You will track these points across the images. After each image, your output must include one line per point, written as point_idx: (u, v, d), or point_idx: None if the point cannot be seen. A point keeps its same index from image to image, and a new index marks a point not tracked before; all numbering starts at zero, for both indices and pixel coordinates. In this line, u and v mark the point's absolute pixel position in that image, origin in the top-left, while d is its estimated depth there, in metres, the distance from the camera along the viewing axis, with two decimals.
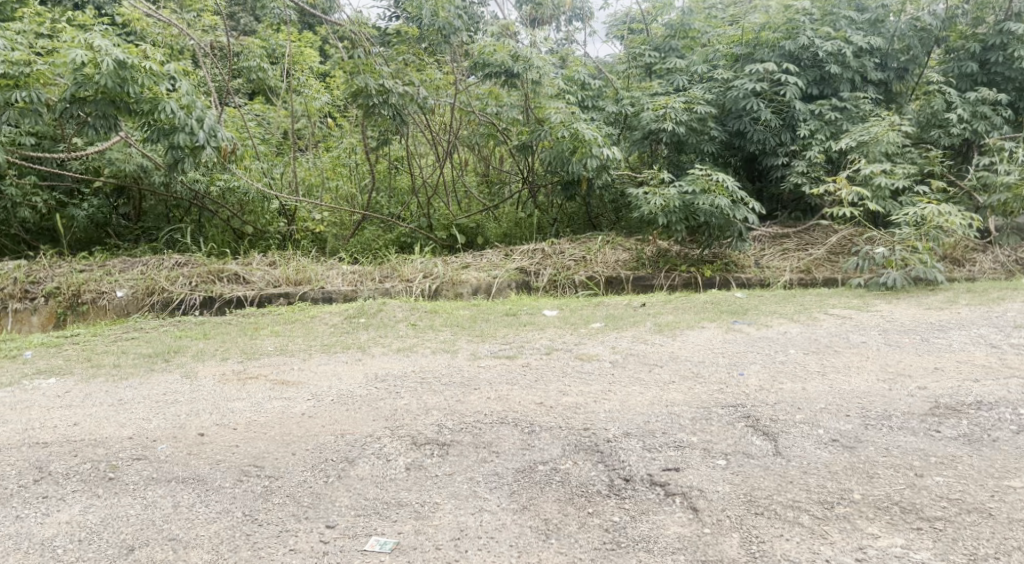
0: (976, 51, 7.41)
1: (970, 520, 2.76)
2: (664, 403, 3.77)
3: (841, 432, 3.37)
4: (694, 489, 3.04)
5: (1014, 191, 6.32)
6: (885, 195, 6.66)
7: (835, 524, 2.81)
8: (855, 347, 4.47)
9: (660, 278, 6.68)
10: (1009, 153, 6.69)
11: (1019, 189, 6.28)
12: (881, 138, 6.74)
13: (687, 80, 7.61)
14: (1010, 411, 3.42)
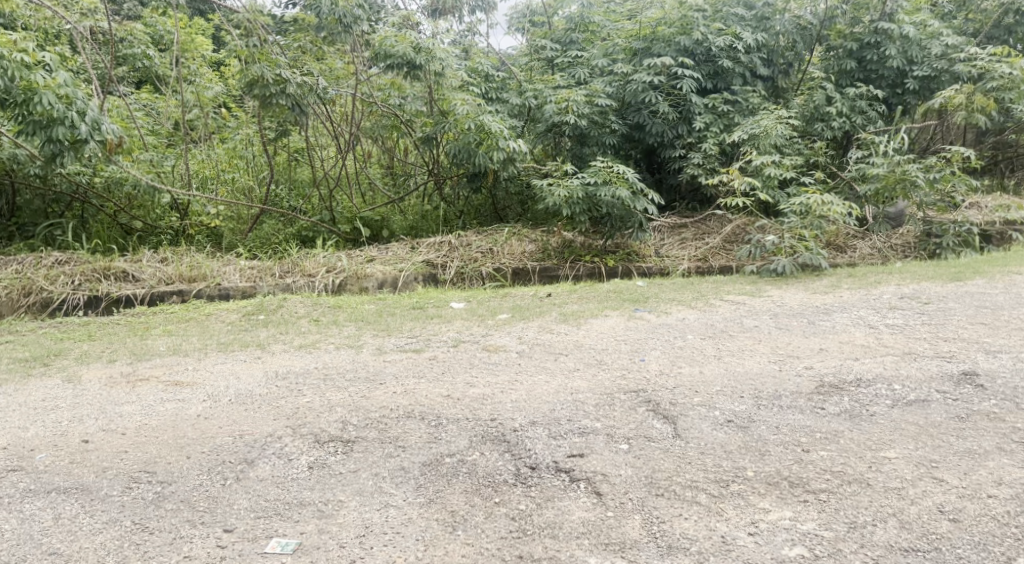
0: (853, 49, 7.80)
1: (851, 490, 2.94)
2: (569, 390, 3.87)
3: (736, 413, 3.53)
4: (598, 474, 3.14)
5: (884, 181, 6.66)
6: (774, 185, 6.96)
7: (730, 501, 2.95)
8: (748, 331, 4.67)
9: (565, 269, 6.78)
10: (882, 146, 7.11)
11: (890, 179, 6.63)
12: (771, 131, 7.04)
13: (588, 74, 7.76)
14: (886, 387, 3.65)
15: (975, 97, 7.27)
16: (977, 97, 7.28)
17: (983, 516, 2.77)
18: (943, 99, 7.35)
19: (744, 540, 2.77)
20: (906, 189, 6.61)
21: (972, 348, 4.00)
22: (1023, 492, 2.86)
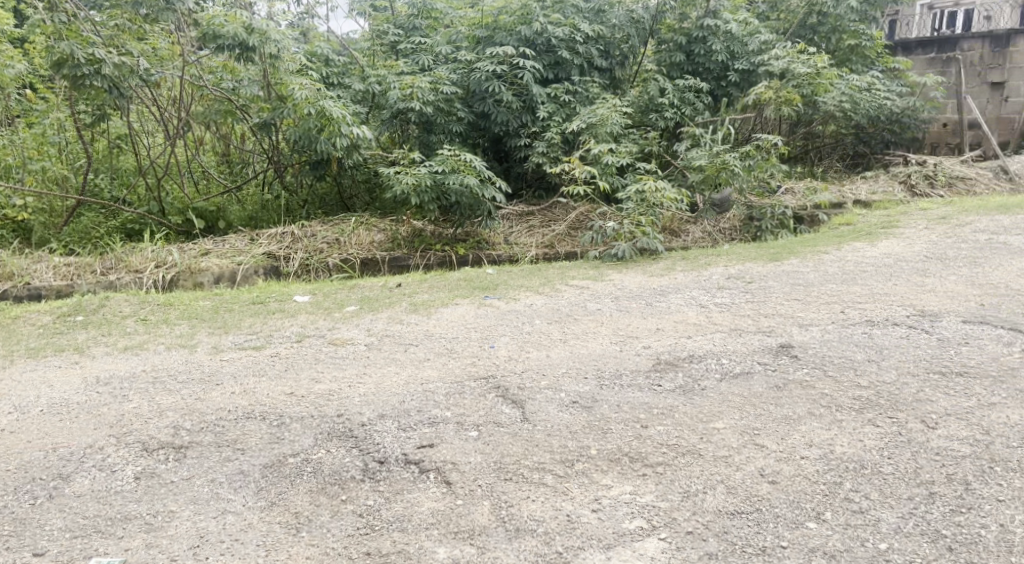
0: (682, 43, 8.36)
1: (685, 461, 3.08)
2: (418, 381, 3.86)
3: (580, 394, 3.64)
4: (447, 463, 3.15)
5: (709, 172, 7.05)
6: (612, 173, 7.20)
7: (574, 480, 3.02)
8: (591, 314, 4.82)
9: (416, 258, 6.73)
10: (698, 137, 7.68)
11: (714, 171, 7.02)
12: (607, 120, 7.32)
13: (432, 61, 7.70)
14: (715, 361, 3.86)
15: (783, 93, 7.95)
16: (784, 93, 7.94)
17: (797, 476, 2.94)
18: (755, 95, 7.97)
19: (587, 517, 2.84)
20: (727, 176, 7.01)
21: (788, 322, 4.30)
22: (830, 451, 3.05)
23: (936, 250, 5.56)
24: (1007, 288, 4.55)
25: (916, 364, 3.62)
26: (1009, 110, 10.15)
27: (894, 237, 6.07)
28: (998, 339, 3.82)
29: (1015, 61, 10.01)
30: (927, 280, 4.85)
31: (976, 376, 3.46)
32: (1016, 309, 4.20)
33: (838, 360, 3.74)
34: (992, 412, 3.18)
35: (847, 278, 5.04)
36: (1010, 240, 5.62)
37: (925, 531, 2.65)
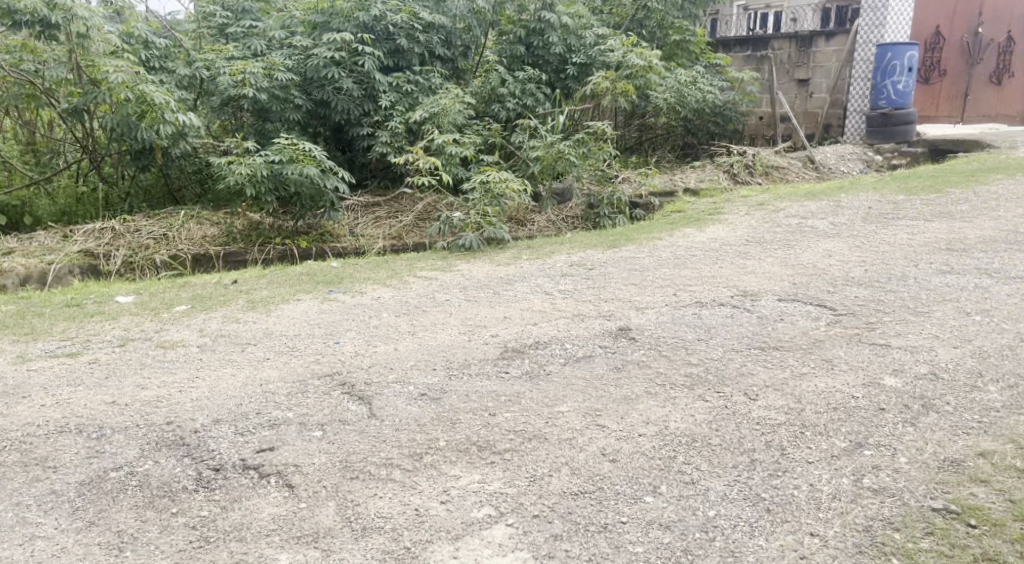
0: (521, 35, 8.51)
1: (531, 446, 3.06)
2: (258, 382, 3.68)
3: (429, 386, 3.57)
4: (289, 466, 3.00)
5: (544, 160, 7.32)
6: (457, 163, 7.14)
7: (423, 473, 2.94)
8: (440, 304, 4.77)
9: (254, 252, 6.39)
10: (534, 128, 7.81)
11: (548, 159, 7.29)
12: (449, 110, 7.26)
13: (265, 46, 7.42)
14: (559, 346, 3.90)
15: (618, 83, 8.17)
16: (621, 84, 8.16)
17: (635, 454, 2.96)
18: (591, 85, 8.17)
19: (436, 509, 2.75)
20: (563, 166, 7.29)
21: (626, 306, 4.41)
22: (665, 427, 3.10)
23: (755, 234, 5.87)
24: (816, 268, 4.85)
25: (739, 341, 3.79)
26: (813, 105, 10.83)
27: (719, 223, 6.35)
28: (810, 315, 4.06)
29: (816, 61, 10.72)
30: (748, 262, 5.10)
31: (791, 349, 3.65)
32: (823, 287, 4.48)
33: (671, 340, 3.86)
34: (805, 381, 3.33)
35: (678, 262, 5.23)
36: (817, 224, 6.01)
37: (747, 496, 2.69)
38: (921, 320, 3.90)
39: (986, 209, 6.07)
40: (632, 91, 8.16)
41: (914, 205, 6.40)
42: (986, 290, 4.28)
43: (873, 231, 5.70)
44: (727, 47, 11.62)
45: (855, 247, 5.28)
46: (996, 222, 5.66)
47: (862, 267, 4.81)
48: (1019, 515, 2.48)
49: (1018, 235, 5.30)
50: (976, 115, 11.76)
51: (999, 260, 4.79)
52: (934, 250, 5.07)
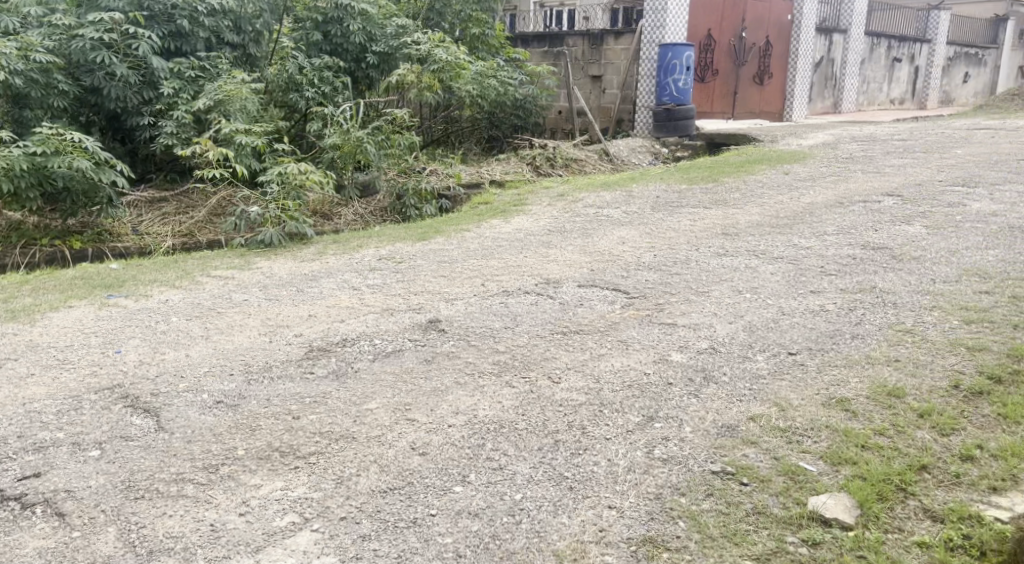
0: (318, 22, 8.30)
1: (338, 447, 2.85)
2: (22, 401, 3.30)
3: (225, 393, 3.32)
4: (58, 493, 2.69)
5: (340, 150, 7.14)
6: (248, 154, 6.83)
7: (219, 485, 2.69)
8: (236, 305, 4.50)
9: (15, 255, 5.78)
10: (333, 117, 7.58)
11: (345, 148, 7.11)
12: (235, 97, 6.91)
13: (19, 24, 6.68)
14: (368, 342, 3.75)
15: (424, 78, 8.42)
16: (427, 78, 8.41)
17: (445, 445, 2.82)
18: (398, 77, 8.30)
19: (233, 522, 2.51)
20: (364, 155, 7.16)
21: (435, 298, 4.34)
22: (474, 416, 2.99)
23: (555, 224, 6.00)
24: (611, 255, 5.02)
25: (542, 327, 3.81)
26: (606, 101, 11.30)
27: (521, 214, 6.44)
28: (605, 299, 4.19)
29: (607, 58, 11.20)
30: (549, 251, 5.20)
31: (589, 333, 3.72)
32: (617, 272, 4.64)
33: (479, 329, 3.80)
34: (602, 361, 3.40)
35: (484, 253, 5.24)
36: (612, 213, 6.23)
37: (551, 475, 2.63)
38: (701, 300, 4.13)
39: (755, 196, 6.57)
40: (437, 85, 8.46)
41: (697, 193, 6.81)
42: (755, 270, 4.60)
43: (661, 218, 5.99)
44: (525, 41, 11.82)
45: (645, 234, 5.53)
46: (763, 208, 6.13)
47: (651, 253, 5.03)
48: (783, 469, 2.61)
49: (782, 219, 5.76)
50: (744, 112, 12.87)
51: (766, 242, 5.18)
52: (711, 234, 5.42)
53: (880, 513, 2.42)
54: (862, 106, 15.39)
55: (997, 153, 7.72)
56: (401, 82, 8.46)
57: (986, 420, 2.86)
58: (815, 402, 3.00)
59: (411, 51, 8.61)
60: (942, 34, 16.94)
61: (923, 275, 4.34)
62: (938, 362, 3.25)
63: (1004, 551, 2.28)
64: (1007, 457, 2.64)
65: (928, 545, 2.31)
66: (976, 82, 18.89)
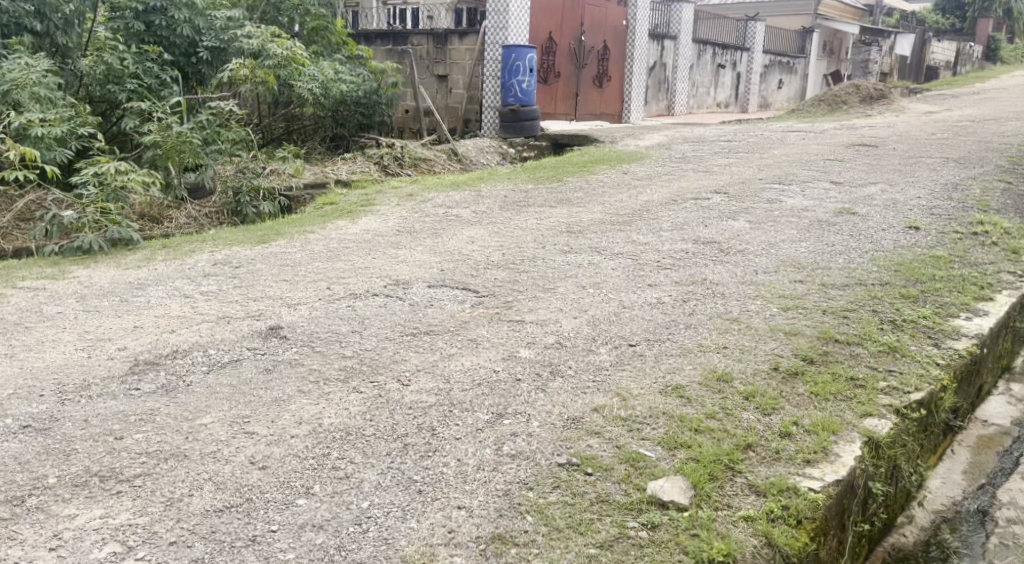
0: (138, 11, 8.00)
1: (168, 467, 2.71)
2: None
3: (34, 416, 3.09)
4: None
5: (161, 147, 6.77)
6: (47, 146, 6.44)
7: (25, 519, 2.49)
8: (50, 319, 4.19)
9: None
10: (153, 113, 7.13)
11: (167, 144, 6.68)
12: (26, 86, 6.45)
13: None
14: (201, 353, 3.59)
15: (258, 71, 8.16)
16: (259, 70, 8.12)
17: (287, 457, 2.75)
18: (229, 71, 7.98)
19: (43, 559, 2.33)
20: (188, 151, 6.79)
21: (276, 303, 4.21)
22: (319, 425, 2.93)
23: (404, 224, 5.96)
24: (460, 254, 5.04)
25: (391, 329, 3.77)
26: (452, 101, 11.34)
27: (369, 214, 6.36)
28: (455, 298, 4.20)
29: (451, 58, 11.26)
30: (399, 252, 5.16)
31: (439, 333, 3.72)
32: (467, 272, 4.66)
33: (324, 334, 3.73)
34: (452, 361, 3.41)
35: (331, 256, 5.14)
36: (461, 213, 6.27)
37: (400, 480, 2.62)
38: (547, 296, 4.22)
39: (598, 195, 6.78)
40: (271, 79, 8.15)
41: (541, 192, 6.95)
42: (597, 266, 4.74)
43: (509, 217, 6.07)
44: (369, 40, 11.76)
45: (494, 233, 5.59)
46: (605, 206, 6.34)
47: (499, 252, 5.09)
48: (624, 457, 2.71)
49: (622, 216, 5.98)
50: (586, 113, 13.26)
51: (607, 239, 5.36)
52: (557, 232, 5.55)
53: (711, 492, 2.57)
54: (692, 108, 16.23)
55: (811, 153, 8.35)
56: (231, 77, 8.16)
57: (801, 399, 3.11)
58: (654, 390, 3.14)
59: (243, 44, 8.37)
60: (759, 42, 18.15)
61: (749, 267, 4.62)
62: (763, 347, 3.49)
63: (815, 518, 2.52)
64: (818, 432, 2.89)
65: (753, 519, 2.47)
66: (790, 88, 20.34)
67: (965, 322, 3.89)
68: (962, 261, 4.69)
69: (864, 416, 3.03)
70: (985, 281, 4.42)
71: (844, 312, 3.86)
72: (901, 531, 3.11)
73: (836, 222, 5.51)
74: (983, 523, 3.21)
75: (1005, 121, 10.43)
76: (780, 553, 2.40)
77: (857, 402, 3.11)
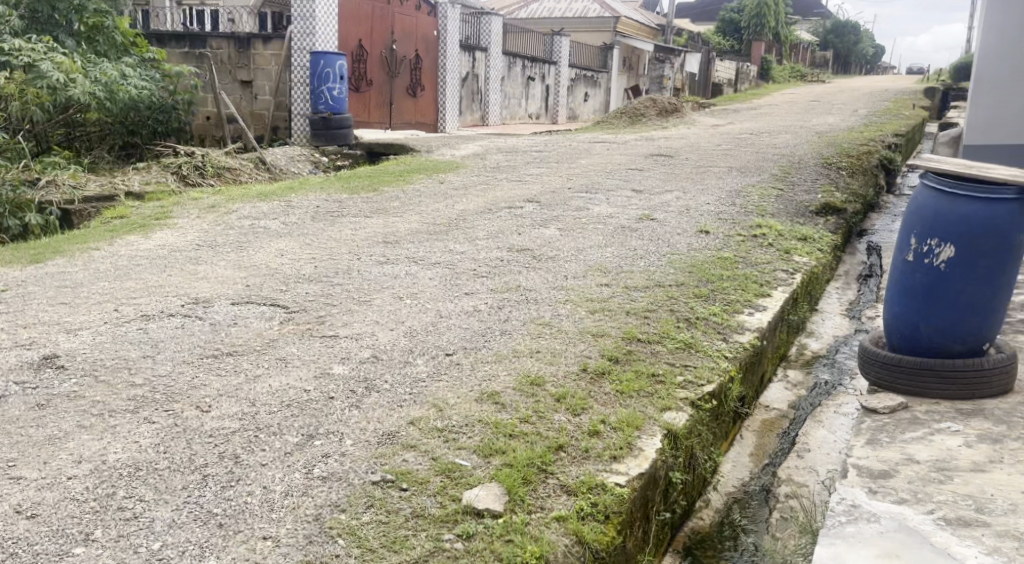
0: None
1: None
2: None
3: None
4: None
5: None
6: None
7: None
8: None
9: None
10: None
11: None
12: None
13: None
14: None
15: (28, 91, 7.96)
16: (30, 90, 7.98)
17: (61, 502, 2.50)
18: None
19: None
20: None
21: (53, 330, 3.85)
22: (102, 463, 2.69)
23: (206, 238, 5.66)
24: (267, 269, 4.83)
25: (189, 352, 3.54)
26: (258, 107, 10.94)
27: (166, 228, 5.98)
28: (262, 315, 4.02)
29: (256, 63, 10.83)
30: (199, 268, 4.88)
31: (244, 354, 3.54)
32: (275, 286, 4.47)
33: (110, 362, 3.44)
34: (258, 383, 3.24)
35: (119, 274, 4.77)
36: (269, 224, 6.02)
37: (198, 516, 2.44)
38: (362, 309, 4.12)
39: (412, 204, 6.74)
40: (45, 99, 8.07)
41: (355, 202, 6.82)
42: (414, 277, 4.70)
43: (320, 229, 5.90)
44: (161, 41, 10.81)
45: (304, 245, 5.41)
46: (420, 215, 6.30)
47: (311, 264, 4.93)
48: (440, 469, 2.68)
49: (437, 225, 5.97)
50: (400, 122, 13.19)
51: (423, 249, 5.32)
52: (372, 243, 5.45)
53: (524, 496, 2.58)
54: (505, 119, 16.55)
55: (614, 163, 8.73)
56: None
57: (608, 397, 3.21)
58: (468, 398, 3.13)
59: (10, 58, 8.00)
60: (565, 56, 18.78)
61: (558, 273, 4.73)
62: (572, 350, 3.57)
63: (621, 513, 2.61)
64: (624, 428, 3.00)
65: (564, 519, 2.51)
66: (595, 101, 21.24)
67: (747, 317, 4.19)
68: (745, 261, 5.04)
69: (663, 410, 3.18)
70: (764, 278, 4.79)
71: (645, 313, 4.02)
72: (698, 515, 3.27)
73: (637, 228, 5.76)
74: (767, 498, 3.43)
75: (779, 133, 11.42)
76: (590, 550, 2.46)
77: (656, 397, 3.26)
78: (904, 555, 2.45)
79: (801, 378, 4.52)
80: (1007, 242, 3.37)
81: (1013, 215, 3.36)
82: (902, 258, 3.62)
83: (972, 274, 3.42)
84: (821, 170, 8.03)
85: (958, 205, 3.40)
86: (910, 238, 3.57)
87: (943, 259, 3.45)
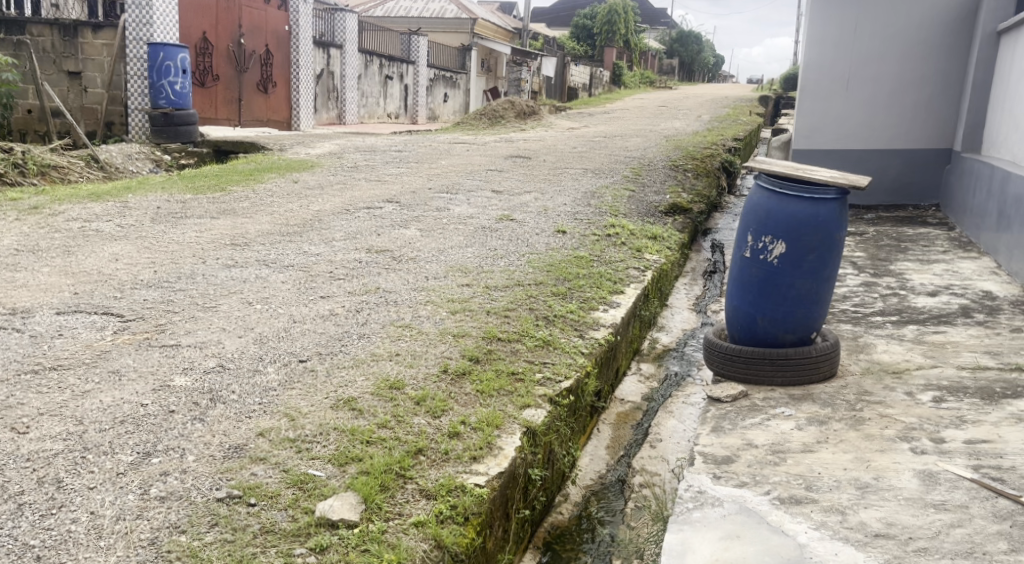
0: None
1: None
2: None
3: None
4: None
5: None
6: None
7: None
8: None
9: None
10: None
11: None
12: None
13: None
14: None
15: None
16: None
17: None
18: None
19: None
20: None
21: None
22: None
23: (26, 242, 5.21)
24: (99, 274, 4.51)
25: (5, 368, 3.24)
26: (89, 101, 10.25)
27: None
28: (92, 325, 3.73)
29: (86, 53, 10.15)
30: (17, 275, 4.48)
31: (70, 368, 3.27)
32: (108, 294, 4.18)
33: None
34: (87, 400, 3.00)
35: None
36: (102, 227, 5.63)
37: (11, 549, 2.22)
38: (207, 316, 3.90)
39: (263, 205, 6.49)
40: None
41: (201, 203, 6.48)
42: (265, 280, 4.51)
43: (161, 230, 5.58)
44: None
45: (142, 248, 5.08)
46: (272, 216, 6.08)
47: (149, 269, 4.63)
48: (291, 481, 2.56)
49: (290, 227, 5.75)
50: (250, 120, 12.71)
51: (275, 250, 5.12)
52: (219, 246, 5.18)
53: (382, 503, 2.50)
54: (363, 118, 16.28)
55: (473, 163, 8.72)
56: None
57: (468, 398, 3.17)
58: (324, 406, 3.01)
59: None
60: (423, 56, 18.65)
61: (418, 273, 4.66)
62: (432, 351, 3.51)
63: (480, 513, 2.57)
64: (483, 427, 2.97)
65: (423, 524, 2.45)
66: (454, 101, 21.25)
67: (602, 314, 4.26)
68: (599, 260, 5.13)
69: (522, 408, 3.17)
70: (617, 276, 4.88)
71: (505, 312, 4.01)
72: (557, 509, 3.29)
73: (496, 228, 5.76)
74: (622, 489, 3.49)
75: (630, 136, 11.77)
76: (449, 554, 2.41)
77: (516, 395, 3.26)
78: (744, 535, 2.54)
79: (653, 370, 4.65)
80: (830, 238, 3.55)
81: (834, 213, 3.55)
82: (740, 255, 3.78)
83: (801, 268, 3.60)
84: (670, 172, 8.32)
85: (787, 205, 3.57)
86: (747, 236, 3.73)
87: (776, 255, 3.62)
